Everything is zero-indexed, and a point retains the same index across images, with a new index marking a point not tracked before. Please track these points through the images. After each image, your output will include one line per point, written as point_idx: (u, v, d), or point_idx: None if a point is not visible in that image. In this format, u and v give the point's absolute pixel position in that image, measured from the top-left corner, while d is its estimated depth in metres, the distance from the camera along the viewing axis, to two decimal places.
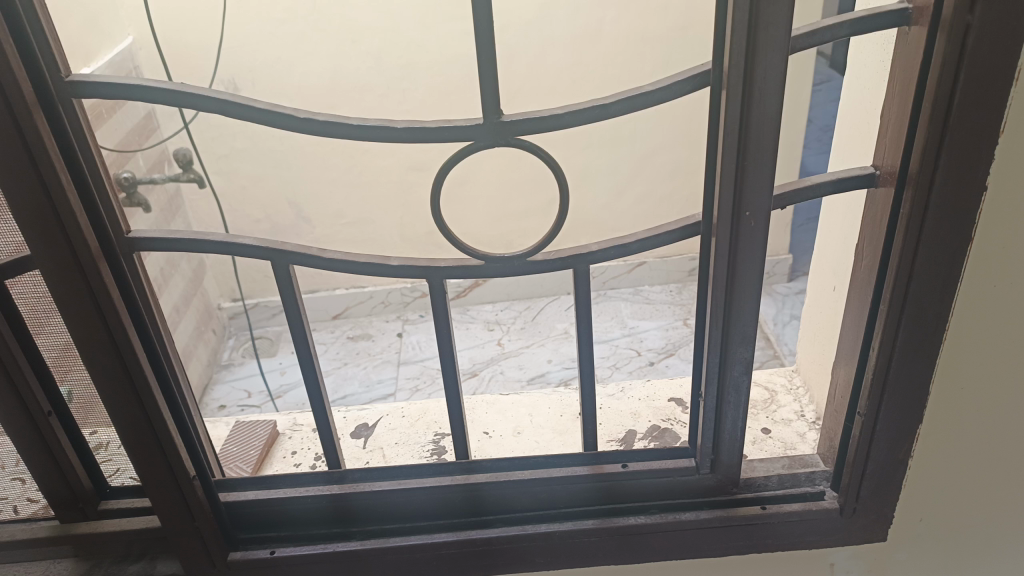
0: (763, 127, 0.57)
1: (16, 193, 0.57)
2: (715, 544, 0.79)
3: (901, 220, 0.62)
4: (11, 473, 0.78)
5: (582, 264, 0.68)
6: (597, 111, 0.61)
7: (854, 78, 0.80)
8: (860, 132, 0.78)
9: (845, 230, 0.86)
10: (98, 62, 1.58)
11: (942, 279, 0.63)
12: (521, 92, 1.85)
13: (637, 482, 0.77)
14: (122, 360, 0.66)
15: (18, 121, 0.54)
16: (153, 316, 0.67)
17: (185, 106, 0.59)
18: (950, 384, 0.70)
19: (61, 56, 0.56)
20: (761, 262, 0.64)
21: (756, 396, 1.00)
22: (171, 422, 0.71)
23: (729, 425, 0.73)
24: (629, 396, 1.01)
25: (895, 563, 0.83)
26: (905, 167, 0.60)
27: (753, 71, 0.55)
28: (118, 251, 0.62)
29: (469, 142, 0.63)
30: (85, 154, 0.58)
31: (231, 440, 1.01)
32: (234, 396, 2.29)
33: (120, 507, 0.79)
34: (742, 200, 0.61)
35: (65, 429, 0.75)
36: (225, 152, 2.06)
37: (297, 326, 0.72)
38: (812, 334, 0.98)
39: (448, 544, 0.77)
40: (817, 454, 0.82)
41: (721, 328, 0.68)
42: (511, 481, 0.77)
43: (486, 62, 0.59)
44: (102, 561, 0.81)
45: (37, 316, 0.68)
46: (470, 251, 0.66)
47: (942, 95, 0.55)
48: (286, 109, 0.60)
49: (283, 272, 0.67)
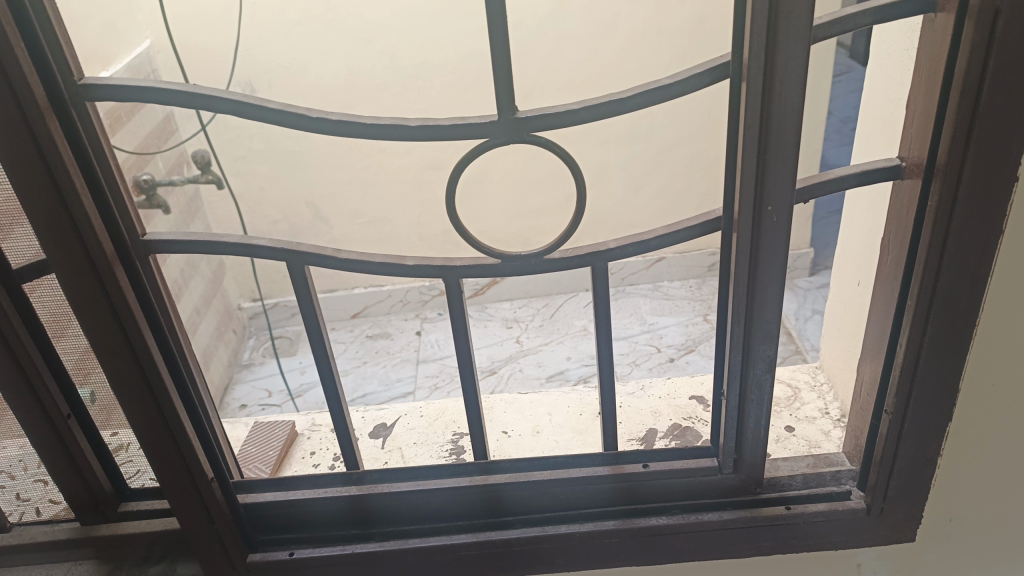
0: (785, 119, 0.56)
1: (33, 203, 0.57)
2: (739, 545, 0.78)
3: (928, 213, 0.60)
4: (33, 475, 0.79)
5: (600, 261, 0.67)
6: (614, 106, 0.60)
7: (877, 70, 0.78)
8: (884, 124, 0.77)
9: (869, 222, 0.84)
10: (116, 66, 1.58)
11: (972, 274, 0.61)
12: (536, 89, 1.84)
13: (659, 482, 0.76)
14: (148, 383, 0.67)
15: (31, 123, 0.54)
16: (176, 332, 0.68)
17: (200, 107, 0.59)
18: (980, 381, 0.68)
19: (75, 61, 0.56)
20: (785, 259, 0.63)
21: (779, 393, 0.98)
22: (196, 440, 0.72)
23: (752, 421, 0.72)
24: (649, 395, 1.00)
25: (924, 564, 0.81)
26: (932, 158, 0.58)
27: (774, 62, 0.54)
28: (134, 255, 0.62)
29: (483, 139, 0.62)
30: (100, 159, 0.58)
31: (250, 440, 1.01)
32: (254, 396, 2.29)
33: (141, 509, 0.79)
34: (765, 194, 0.59)
35: (85, 431, 0.75)
36: (244, 154, 2.05)
37: (313, 326, 0.71)
38: (836, 329, 0.96)
39: (467, 546, 0.77)
40: (843, 452, 0.80)
41: (743, 325, 0.66)
42: (530, 481, 0.76)
43: (500, 58, 0.58)
44: (123, 562, 0.81)
45: (57, 321, 0.68)
46: (486, 249, 0.65)
47: (971, 85, 0.53)
48: (300, 108, 0.60)
49: (299, 273, 0.67)
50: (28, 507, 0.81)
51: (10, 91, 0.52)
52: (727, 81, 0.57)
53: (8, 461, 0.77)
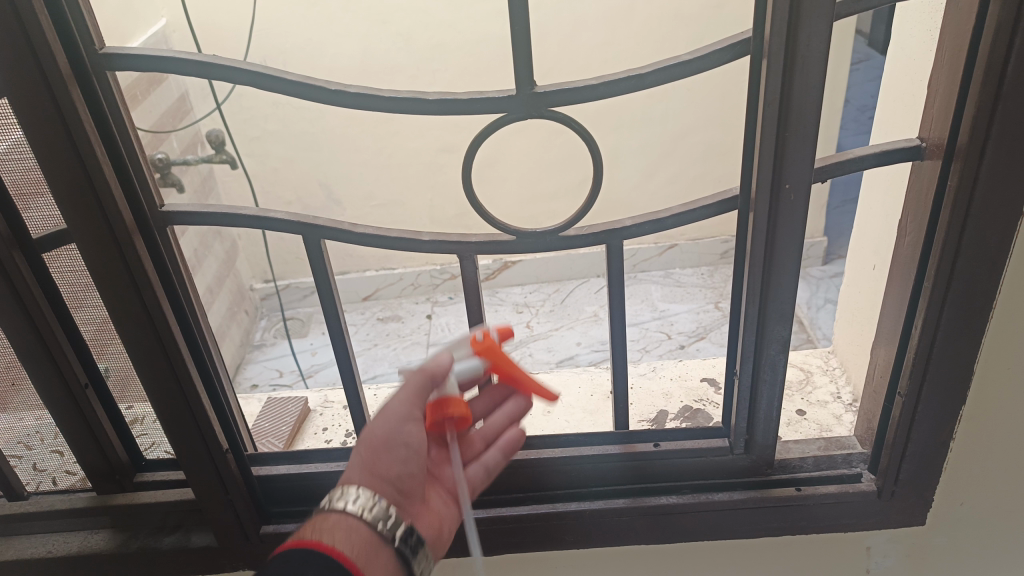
0: (806, 97, 0.55)
1: (55, 171, 0.57)
2: (748, 525, 0.78)
3: (948, 194, 0.60)
4: (50, 445, 0.80)
5: (615, 239, 0.68)
6: (633, 82, 0.60)
7: (900, 51, 0.78)
8: (905, 105, 0.76)
9: (887, 206, 0.84)
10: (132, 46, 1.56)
11: (990, 256, 0.61)
12: (553, 72, 1.83)
13: (670, 461, 0.76)
14: (165, 354, 0.67)
15: (54, 91, 0.54)
16: (192, 304, 0.69)
17: (218, 79, 0.59)
18: (994, 366, 0.68)
19: (96, 31, 0.57)
20: (801, 240, 0.62)
21: (792, 376, 0.98)
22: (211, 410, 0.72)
23: (765, 404, 0.72)
24: (661, 376, 1.00)
25: (934, 548, 0.81)
26: (954, 137, 0.58)
27: (796, 38, 0.53)
28: (153, 226, 0.63)
29: (502, 113, 0.62)
30: (120, 129, 0.59)
31: (264, 417, 1.03)
32: (266, 376, 2.30)
33: (155, 479, 0.81)
34: (783, 172, 0.59)
35: (101, 402, 0.75)
36: (258, 135, 2.04)
37: (329, 305, 0.73)
38: (851, 315, 0.96)
39: (478, 521, 0.77)
40: (855, 436, 0.80)
41: (758, 305, 0.66)
42: (542, 458, 0.77)
43: (521, 33, 0.58)
44: (137, 532, 0.82)
45: (75, 293, 0.68)
46: (501, 226, 0.66)
47: (995, 64, 0.53)
48: (318, 80, 0.60)
49: (315, 246, 0.68)
50: (44, 477, 0.82)
51: (34, 58, 0.53)
52: (748, 58, 0.57)
53: (24, 433, 0.78)
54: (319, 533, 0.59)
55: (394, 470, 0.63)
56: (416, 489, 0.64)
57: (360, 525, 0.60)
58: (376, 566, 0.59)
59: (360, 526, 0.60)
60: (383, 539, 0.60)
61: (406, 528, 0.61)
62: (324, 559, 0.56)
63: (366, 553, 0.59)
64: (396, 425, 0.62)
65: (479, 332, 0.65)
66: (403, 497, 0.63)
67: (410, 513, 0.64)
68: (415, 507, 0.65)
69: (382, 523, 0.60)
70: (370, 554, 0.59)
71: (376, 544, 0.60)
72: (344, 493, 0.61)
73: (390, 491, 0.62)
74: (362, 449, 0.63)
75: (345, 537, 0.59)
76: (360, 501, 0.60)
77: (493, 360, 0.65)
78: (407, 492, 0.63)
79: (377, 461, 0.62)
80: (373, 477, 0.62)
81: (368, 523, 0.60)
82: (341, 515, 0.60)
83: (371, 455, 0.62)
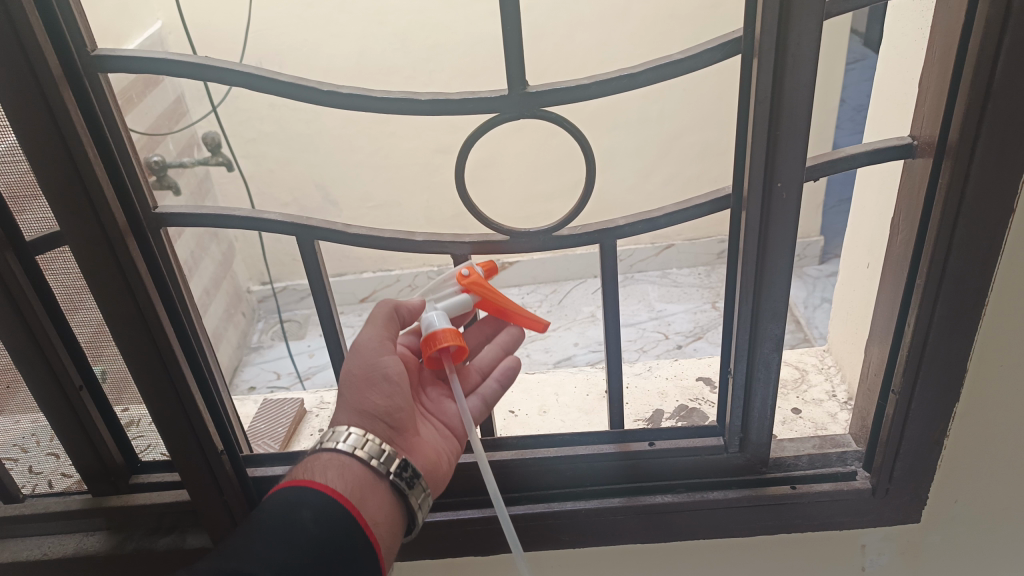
0: (797, 95, 0.56)
1: (47, 173, 0.57)
2: (742, 523, 0.78)
3: (939, 191, 0.60)
4: (45, 448, 0.80)
5: (609, 238, 0.68)
6: (625, 81, 0.60)
7: (892, 48, 0.78)
8: (897, 103, 0.77)
9: (880, 204, 0.84)
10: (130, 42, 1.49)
11: (982, 254, 0.61)
12: None
13: (666, 460, 0.76)
14: (159, 355, 0.67)
15: (45, 93, 0.54)
16: (186, 305, 0.69)
17: (211, 80, 0.59)
18: (988, 363, 0.68)
19: (87, 33, 0.57)
20: (794, 239, 0.62)
21: (787, 375, 0.99)
22: (205, 411, 0.73)
23: (759, 402, 0.72)
24: (656, 375, 1.00)
25: (929, 545, 0.81)
26: (944, 135, 0.58)
27: (787, 36, 0.53)
28: (146, 227, 0.63)
29: (494, 113, 0.62)
30: (113, 131, 0.59)
31: (259, 416, 1.02)
32: (263, 378, 2.30)
33: (151, 481, 0.81)
34: (775, 170, 0.59)
35: (96, 404, 0.75)
36: (253, 136, 2.04)
37: (324, 308, 0.73)
38: (846, 314, 0.97)
39: (474, 521, 0.77)
40: (849, 434, 0.80)
41: (751, 303, 0.67)
42: (537, 458, 0.77)
43: (512, 33, 0.58)
44: (133, 533, 0.82)
45: (70, 296, 0.68)
46: (494, 226, 0.66)
47: (985, 61, 0.53)
48: (310, 81, 0.60)
49: (308, 247, 0.68)
50: (40, 479, 0.82)
51: (25, 61, 0.53)
52: (739, 57, 0.57)
53: (20, 435, 0.78)
54: (311, 471, 0.61)
55: (379, 405, 0.64)
56: (407, 423, 0.66)
57: (352, 462, 0.62)
58: (370, 499, 0.61)
59: (351, 462, 0.62)
60: (376, 475, 0.62)
61: (399, 460, 0.62)
62: (316, 494, 0.58)
63: (360, 489, 0.61)
64: (374, 362, 0.64)
65: (465, 267, 0.67)
66: (394, 432, 0.65)
67: (405, 448, 0.65)
68: (410, 442, 0.66)
69: (374, 459, 0.62)
70: (364, 488, 0.61)
71: (369, 480, 0.62)
72: (335, 432, 0.63)
73: (378, 426, 0.64)
74: (348, 389, 0.65)
75: (337, 474, 0.61)
76: (350, 439, 0.62)
77: (482, 293, 0.66)
78: (397, 426, 0.65)
79: (362, 399, 0.64)
80: (359, 414, 0.64)
81: (359, 459, 0.62)
82: (334, 454, 0.62)
83: (355, 393, 0.64)
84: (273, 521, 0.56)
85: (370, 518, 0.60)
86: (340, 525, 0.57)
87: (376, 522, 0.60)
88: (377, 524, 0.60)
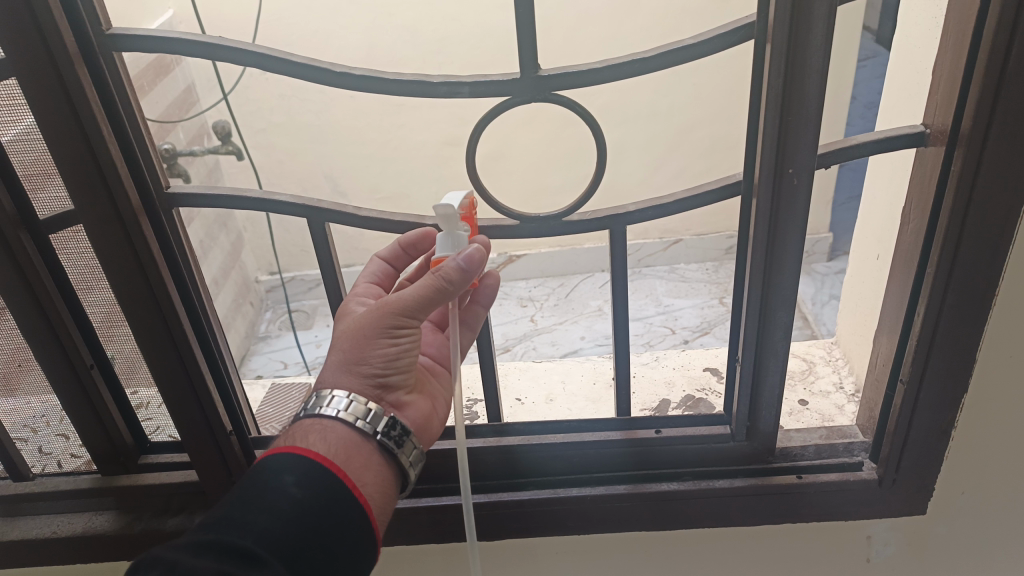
0: (809, 82, 0.55)
1: (61, 150, 0.57)
2: (748, 513, 0.78)
3: (951, 179, 0.59)
4: (56, 429, 0.81)
5: (618, 224, 0.68)
6: (636, 66, 0.60)
7: (905, 38, 0.79)
8: (910, 93, 0.77)
9: (891, 195, 0.84)
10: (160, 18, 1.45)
11: (993, 242, 0.60)
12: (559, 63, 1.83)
13: (670, 448, 0.77)
14: (170, 334, 0.68)
15: (60, 70, 0.54)
16: (197, 285, 0.69)
17: (225, 61, 0.59)
18: (996, 354, 0.67)
19: (102, 12, 0.57)
20: (804, 227, 0.62)
21: (795, 367, 0.99)
22: (214, 391, 0.74)
23: (767, 390, 0.72)
24: (664, 366, 1.01)
25: (934, 537, 0.81)
26: (956, 123, 0.58)
27: (800, 22, 0.53)
28: (158, 207, 0.63)
29: (505, 97, 0.62)
30: (128, 114, 0.59)
31: (269, 401, 1.05)
32: (270, 367, 2.31)
33: (160, 461, 0.81)
34: (786, 156, 0.59)
35: (108, 384, 0.76)
36: (264, 126, 2.04)
37: (331, 286, 0.74)
38: (856, 308, 0.97)
39: (480, 506, 0.78)
40: (857, 425, 0.81)
41: (761, 290, 0.66)
42: (543, 443, 0.78)
43: (525, 16, 0.59)
44: (142, 514, 0.82)
45: (84, 278, 0.69)
46: (505, 211, 0.67)
47: (999, 48, 0.52)
48: (323, 62, 0.61)
49: (319, 230, 0.69)
50: (50, 460, 0.83)
51: (42, 39, 0.53)
52: (752, 42, 0.57)
53: (31, 415, 0.79)
54: (293, 438, 0.59)
55: (378, 366, 0.61)
56: (402, 381, 0.63)
57: (337, 426, 0.59)
58: (356, 462, 0.58)
59: (336, 426, 0.59)
60: (362, 436, 0.60)
61: (387, 419, 0.61)
62: (298, 459, 0.56)
63: (345, 451, 0.58)
64: (385, 327, 0.59)
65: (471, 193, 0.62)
66: (387, 391, 0.62)
67: (396, 405, 0.63)
68: (401, 399, 0.64)
69: (361, 420, 0.59)
70: (349, 451, 0.59)
71: (355, 442, 0.59)
72: (320, 396, 0.60)
73: (372, 387, 0.61)
74: (346, 341, 0.61)
75: (320, 438, 0.58)
76: (335, 402, 0.60)
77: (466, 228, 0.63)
78: (391, 384, 0.62)
79: (357, 359, 0.60)
80: (355, 375, 0.60)
81: (345, 421, 0.59)
82: (316, 419, 0.60)
83: (352, 352, 0.60)
84: (252, 488, 0.54)
85: (356, 479, 0.58)
86: (324, 486, 0.55)
87: (364, 483, 0.58)
88: (365, 485, 0.58)
